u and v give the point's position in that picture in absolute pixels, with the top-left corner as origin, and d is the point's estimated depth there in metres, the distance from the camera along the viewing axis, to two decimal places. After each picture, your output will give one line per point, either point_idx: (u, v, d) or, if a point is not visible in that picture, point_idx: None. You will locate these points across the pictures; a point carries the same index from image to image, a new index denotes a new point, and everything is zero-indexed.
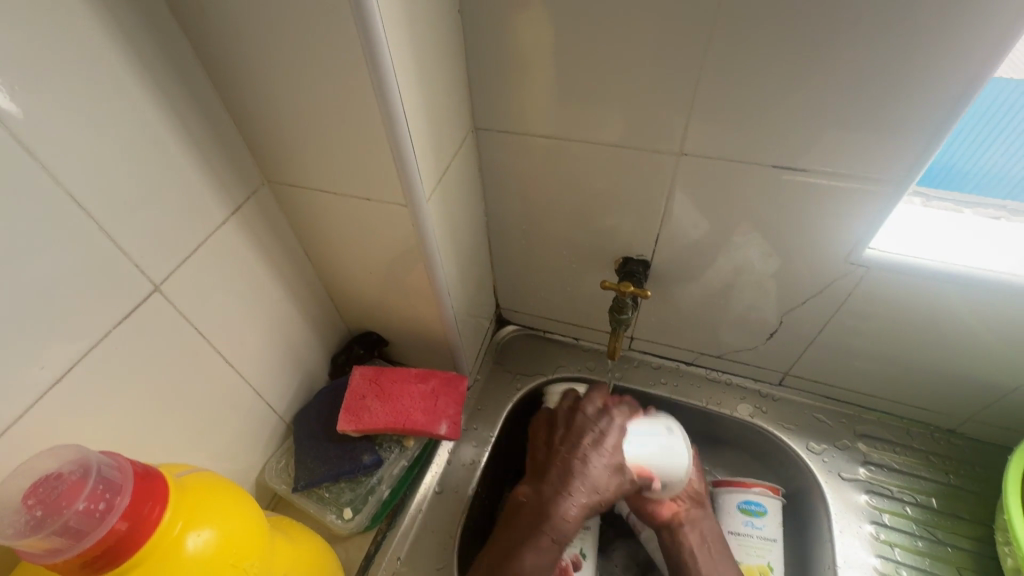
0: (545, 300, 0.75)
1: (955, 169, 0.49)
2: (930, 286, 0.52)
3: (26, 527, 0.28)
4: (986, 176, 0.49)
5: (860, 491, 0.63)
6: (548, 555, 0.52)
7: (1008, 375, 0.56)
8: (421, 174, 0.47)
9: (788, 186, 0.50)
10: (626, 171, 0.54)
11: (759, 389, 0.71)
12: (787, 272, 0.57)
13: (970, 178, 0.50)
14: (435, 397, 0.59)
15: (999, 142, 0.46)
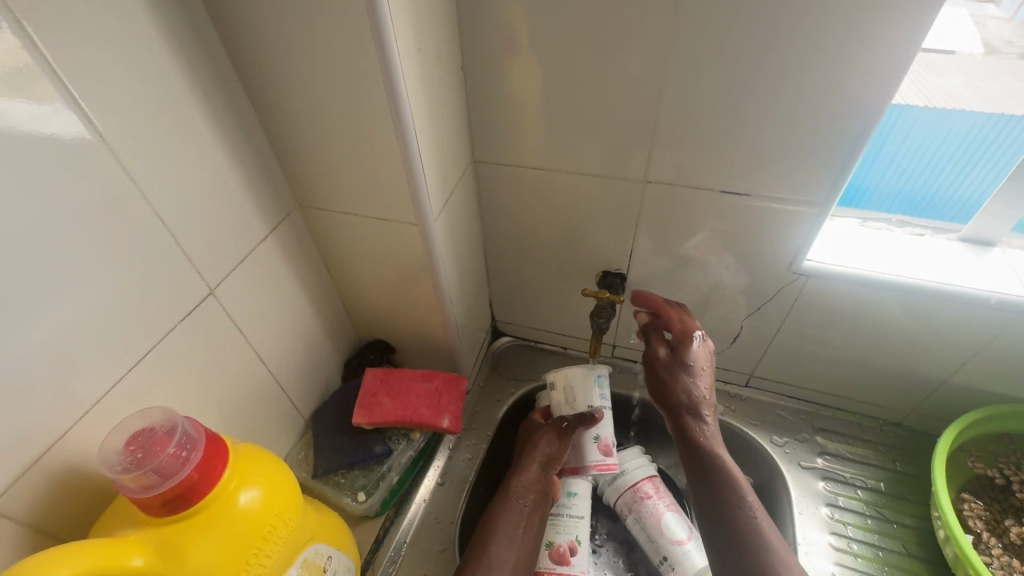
0: (536, 312, 0.83)
1: (859, 190, 0.62)
2: (860, 291, 0.61)
3: (128, 465, 0.36)
4: (884, 193, 0.61)
5: (818, 478, 0.70)
6: (518, 537, 0.62)
7: (936, 370, 0.65)
8: (430, 197, 0.56)
9: (736, 207, 0.60)
10: (602, 195, 0.64)
11: (729, 390, 0.79)
12: (743, 281, 0.67)
13: (871, 198, 0.62)
14: (438, 394, 0.67)
15: (880, 168, 0.59)
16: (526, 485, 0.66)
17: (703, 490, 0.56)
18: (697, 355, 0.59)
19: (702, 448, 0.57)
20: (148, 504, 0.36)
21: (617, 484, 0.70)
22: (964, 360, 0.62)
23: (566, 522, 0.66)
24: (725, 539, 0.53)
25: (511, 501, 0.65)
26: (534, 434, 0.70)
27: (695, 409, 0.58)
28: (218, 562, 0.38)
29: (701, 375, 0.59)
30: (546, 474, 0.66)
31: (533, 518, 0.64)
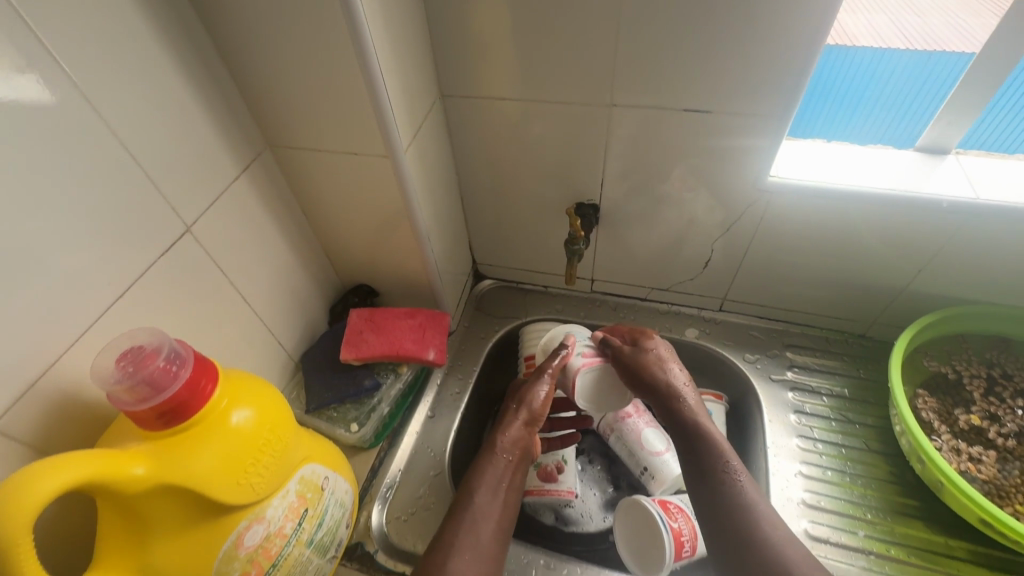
0: (515, 253, 0.85)
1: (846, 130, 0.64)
2: (822, 204, 0.63)
3: (120, 377, 0.38)
4: (873, 131, 0.64)
5: (787, 389, 0.74)
6: (500, 487, 0.59)
7: (894, 279, 0.68)
8: (399, 130, 0.56)
9: (703, 126, 0.60)
10: (573, 124, 0.64)
11: (703, 315, 0.83)
12: (712, 204, 0.68)
13: (862, 137, 0.64)
14: (423, 329, 0.69)
15: (863, 107, 0.62)
16: (510, 442, 0.63)
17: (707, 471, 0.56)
18: (657, 348, 0.66)
19: (676, 421, 0.61)
20: (142, 417, 0.38)
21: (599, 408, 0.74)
22: (920, 267, 0.65)
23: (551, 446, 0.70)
24: (713, 500, 0.54)
25: (495, 455, 0.61)
26: (520, 391, 0.68)
27: (671, 392, 0.62)
28: (218, 471, 0.40)
29: (667, 363, 0.64)
30: (530, 430, 0.64)
31: (514, 476, 0.61)
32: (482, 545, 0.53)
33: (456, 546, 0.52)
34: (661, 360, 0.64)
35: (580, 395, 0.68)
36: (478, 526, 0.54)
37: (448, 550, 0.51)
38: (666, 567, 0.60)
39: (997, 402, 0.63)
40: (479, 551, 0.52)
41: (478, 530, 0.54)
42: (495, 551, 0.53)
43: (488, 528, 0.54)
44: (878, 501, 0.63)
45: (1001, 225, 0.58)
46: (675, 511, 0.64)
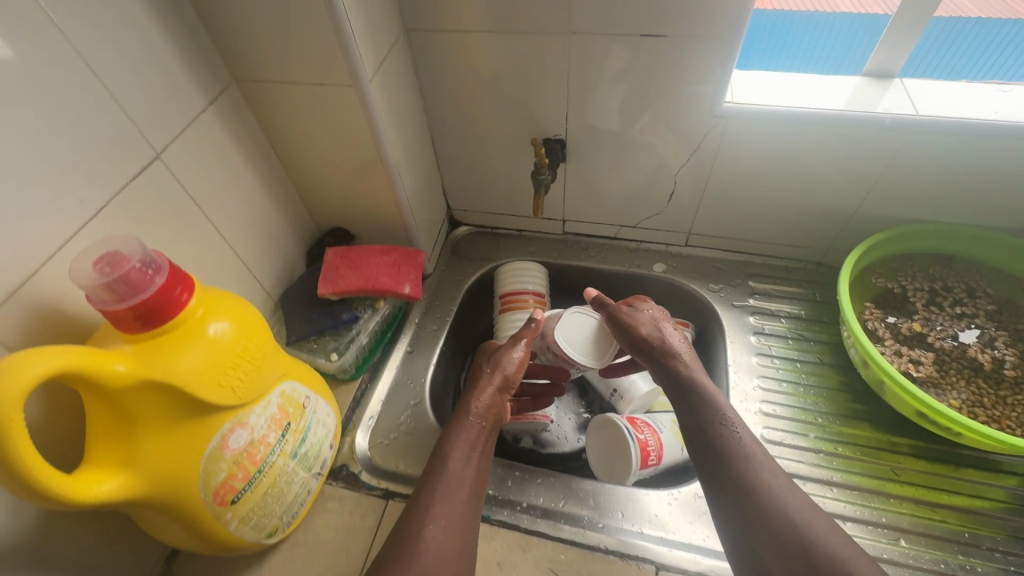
0: (487, 196, 0.87)
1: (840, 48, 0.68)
2: (775, 129, 0.66)
3: (97, 276, 0.39)
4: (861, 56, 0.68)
5: (748, 314, 0.78)
6: (474, 457, 0.57)
7: (845, 203, 0.72)
8: (363, 60, 0.57)
9: (663, 53, 0.62)
10: (537, 55, 0.66)
11: (670, 250, 0.86)
12: (673, 134, 0.70)
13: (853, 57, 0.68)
14: (397, 265, 0.72)
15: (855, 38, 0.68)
16: (483, 408, 0.61)
17: (711, 437, 0.56)
18: (653, 314, 0.66)
19: (674, 382, 0.61)
20: (121, 316, 0.40)
21: None
22: (868, 188, 0.69)
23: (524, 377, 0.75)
24: (716, 466, 0.54)
25: (467, 420, 0.60)
26: (494, 356, 0.66)
27: (673, 356, 0.62)
28: (198, 373, 0.42)
29: (666, 328, 0.65)
30: (502, 395, 0.63)
31: (486, 442, 0.59)
32: (455, 511, 0.52)
33: (430, 511, 0.51)
34: (661, 325, 0.65)
35: (562, 338, 0.66)
36: (451, 492, 0.53)
37: (421, 515, 0.51)
38: (633, 474, 0.64)
39: (937, 310, 0.68)
40: (452, 516, 0.51)
41: (452, 495, 0.53)
42: (469, 515, 0.53)
43: (461, 493, 0.54)
44: (828, 407, 0.68)
45: (938, 141, 0.62)
46: (643, 425, 0.68)
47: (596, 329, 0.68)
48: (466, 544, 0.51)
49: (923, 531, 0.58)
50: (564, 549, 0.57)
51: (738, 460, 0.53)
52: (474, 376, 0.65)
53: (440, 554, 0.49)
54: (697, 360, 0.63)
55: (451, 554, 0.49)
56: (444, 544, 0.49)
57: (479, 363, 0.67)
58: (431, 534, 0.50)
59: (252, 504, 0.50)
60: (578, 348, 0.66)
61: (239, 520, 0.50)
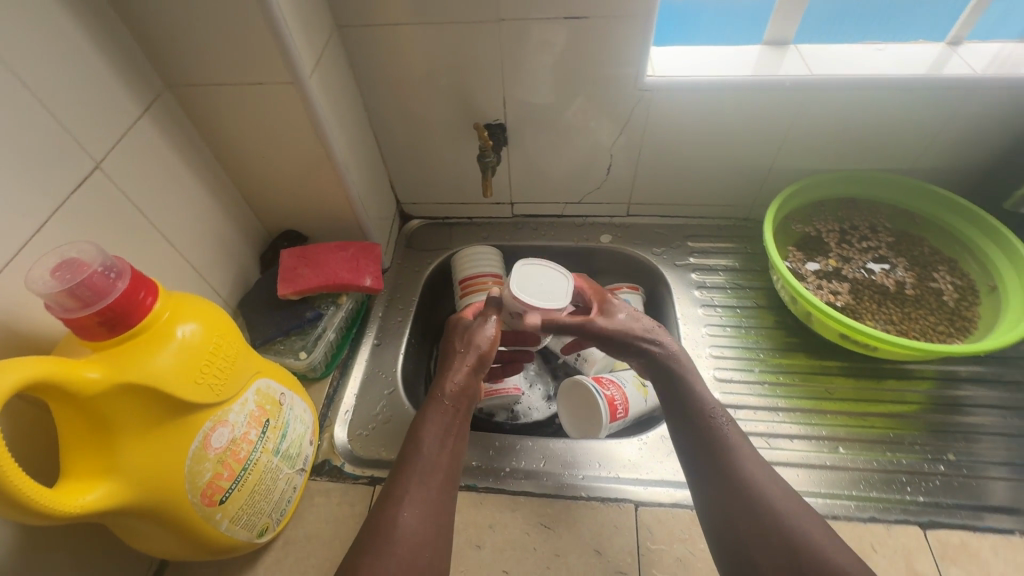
0: (436, 187, 0.90)
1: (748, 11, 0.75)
2: (694, 97, 0.72)
3: (58, 283, 0.39)
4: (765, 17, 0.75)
5: (690, 271, 0.85)
6: (449, 442, 0.55)
7: (761, 161, 0.80)
8: (301, 56, 0.58)
9: (588, 33, 0.66)
10: (470, 43, 0.69)
11: (614, 222, 0.92)
12: (604, 110, 0.75)
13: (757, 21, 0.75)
14: (356, 259, 0.73)
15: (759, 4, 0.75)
16: (456, 390, 0.58)
17: (698, 416, 0.58)
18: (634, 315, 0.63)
19: (657, 369, 0.61)
20: (86, 324, 0.40)
21: None
22: (778, 146, 0.77)
23: None
24: (695, 427, 0.57)
25: (441, 401, 0.57)
26: (466, 331, 0.62)
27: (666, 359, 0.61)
28: (173, 373, 0.42)
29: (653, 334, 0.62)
30: (477, 375, 0.59)
31: (461, 424, 0.57)
32: (431, 497, 0.52)
33: (405, 498, 0.51)
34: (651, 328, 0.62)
35: (519, 288, 0.61)
36: (425, 478, 0.52)
37: (395, 503, 0.50)
38: (605, 427, 0.68)
39: (848, 247, 0.77)
40: (427, 503, 0.51)
41: (427, 481, 0.52)
42: (445, 500, 0.53)
43: (435, 479, 0.53)
44: (767, 343, 0.76)
45: (830, 97, 0.70)
46: (608, 382, 0.72)
47: (552, 275, 0.64)
48: (442, 530, 0.51)
49: (857, 437, 0.66)
50: (550, 502, 0.61)
51: (715, 426, 0.57)
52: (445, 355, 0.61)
53: (417, 541, 0.49)
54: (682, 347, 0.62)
55: (428, 540, 0.50)
56: (421, 531, 0.50)
57: (448, 341, 0.62)
58: (406, 521, 0.49)
59: (241, 502, 0.51)
60: (539, 297, 0.61)
61: (230, 520, 0.50)
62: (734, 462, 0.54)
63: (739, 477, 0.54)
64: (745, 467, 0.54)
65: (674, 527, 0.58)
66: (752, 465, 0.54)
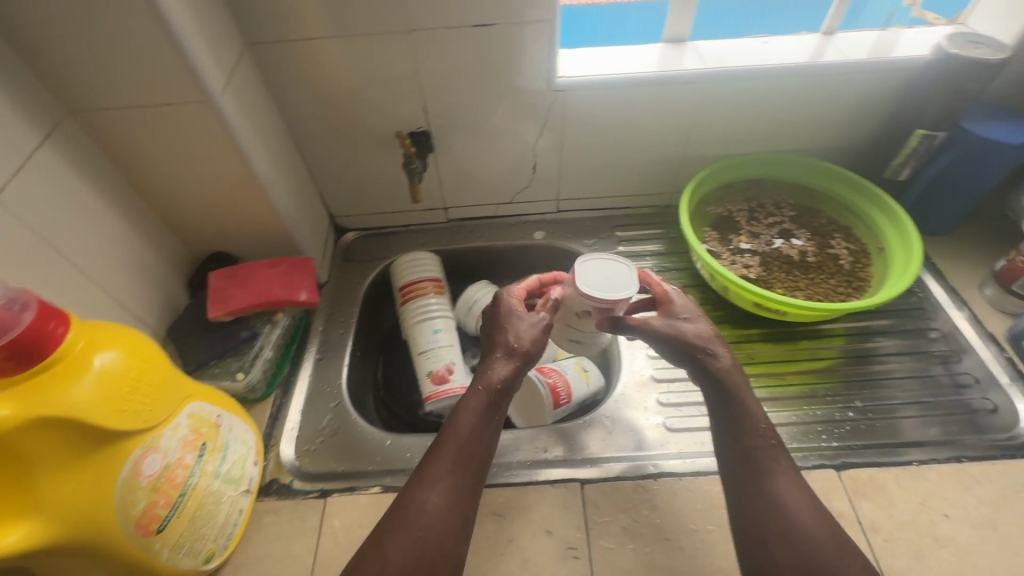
0: (368, 198, 0.90)
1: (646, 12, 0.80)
2: (603, 94, 0.76)
3: None
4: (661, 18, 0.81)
5: (620, 259, 0.89)
6: (485, 433, 0.55)
7: (673, 151, 0.85)
8: (209, 73, 0.58)
9: (497, 39, 0.70)
10: (384, 54, 0.70)
11: (545, 219, 0.95)
12: (522, 112, 0.79)
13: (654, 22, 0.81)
14: (289, 275, 0.73)
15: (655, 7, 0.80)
16: (497, 379, 0.58)
17: (735, 399, 0.57)
18: (701, 326, 0.61)
19: (715, 379, 0.58)
20: None
21: (473, 312, 0.86)
22: (685, 136, 0.83)
23: (438, 352, 0.81)
24: (729, 397, 0.57)
25: (480, 389, 0.57)
26: (511, 321, 0.61)
27: (713, 357, 0.58)
28: (94, 403, 0.41)
29: (717, 346, 0.59)
30: (518, 367, 0.59)
31: (497, 415, 0.57)
32: (460, 485, 0.52)
33: (433, 483, 0.52)
34: (714, 338, 0.60)
35: (585, 286, 0.59)
36: (457, 466, 0.53)
37: (424, 487, 0.52)
38: (549, 414, 0.72)
39: (756, 223, 0.83)
40: (456, 490, 0.52)
41: (459, 469, 0.53)
42: (473, 489, 0.53)
43: (466, 468, 0.53)
44: None
45: (724, 87, 0.76)
46: (551, 370, 0.75)
47: (608, 266, 0.62)
48: (467, 518, 0.52)
49: (777, 395, 0.71)
50: (499, 492, 0.63)
51: (751, 402, 0.57)
52: (494, 341, 0.60)
53: (444, 524, 0.50)
54: (736, 362, 0.59)
55: (454, 525, 0.51)
56: (449, 515, 0.51)
57: (496, 327, 0.62)
58: (432, 506, 0.51)
59: (181, 529, 0.50)
60: (606, 289, 0.59)
61: (171, 548, 0.49)
62: (768, 472, 0.53)
63: (766, 450, 0.54)
64: (784, 490, 0.52)
65: (617, 499, 0.62)
66: (789, 485, 0.52)
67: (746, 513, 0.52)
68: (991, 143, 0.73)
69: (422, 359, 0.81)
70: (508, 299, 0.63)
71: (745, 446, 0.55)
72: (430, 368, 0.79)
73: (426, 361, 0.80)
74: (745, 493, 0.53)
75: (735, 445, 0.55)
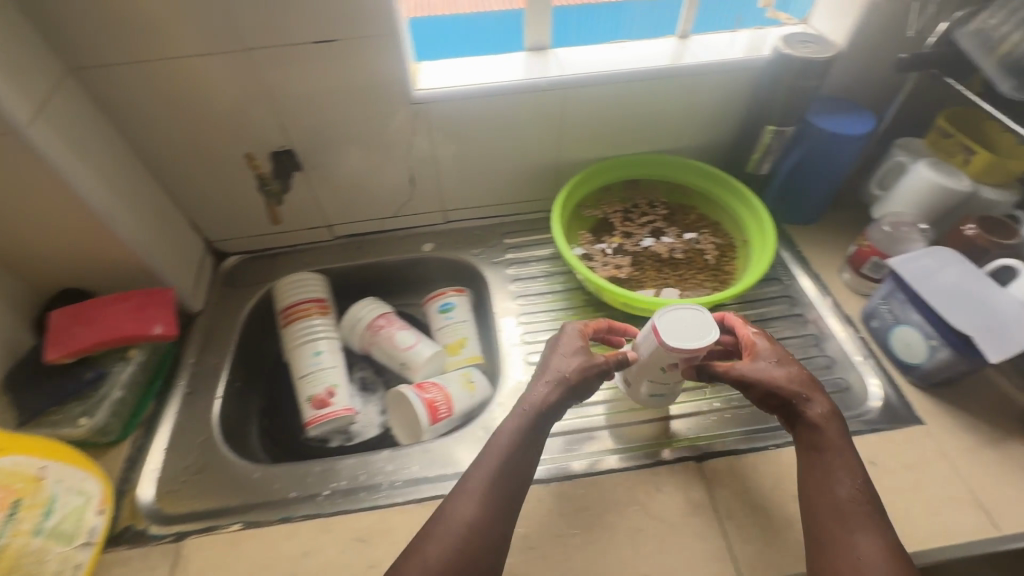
0: (242, 220, 0.87)
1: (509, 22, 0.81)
2: (464, 104, 0.76)
3: None
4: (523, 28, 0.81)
5: (507, 267, 0.89)
6: (524, 453, 0.57)
7: (548, 157, 0.86)
8: (8, 103, 0.54)
9: (343, 54, 0.69)
10: (227, 73, 0.68)
11: (434, 230, 0.94)
12: (386, 126, 0.78)
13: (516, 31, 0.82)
14: (142, 309, 0.69)
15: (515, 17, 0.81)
16: (535, 398, 0.60)
17: (825, 447, 0.56)
18: (795, 375, 0.59)
19: (810, 424, 0.57)
20: None
21: (357, 331, 0.84)
22: (557, 141, 0.84)
23: (318, 376, 0.78)
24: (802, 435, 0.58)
25: (518, 407, 0.60)
26: (561, 349, 0.63)
27: (802, 403, 0.58)
28: None
29: (812, 399, 0.58)
30: (563, 394, 0.60)
31: (540, 436, 0.58)
32: (496, 504, 0.53)
33: (468, 489, 0.54)
34: (815, 389, 0.59)
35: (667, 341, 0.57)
36: (494, 479, 0.54)
37: (459, 492, 0.54)
38: (427, 431, 0.70)
39: (631, 224, 0.85)
40: (490, 504, 0.53)
41: (495, 484, 0.54)
42: (504, 511, 0.53)
43: (500, 485, 0.54)
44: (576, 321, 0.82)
45: (584, 93, 0.78)
46: (431, 386, 0.74)
47: (683, 314, 0.59)
48: (502, 538, 0.52)
49: None
50: (364, 517, 0.61)
51: (837, 446, 0.56)
52: (539, 366, 0.63)
53: (481, 536, 0.51)
54: (834, 412, 0.58)
55: (490, 539, 0.51)
56: (485, 529, 0.52)
57: (546, 356, 0.64)
58: (461, 513, 0.52)
59: None
60: (686, 339, 0.57)
61: None
62: (851, 525, 0.52)
63: (852, 503, 0.53)
64: (862, 543, 0.50)
65: None
66: (871, 544, 0.50)
67: (827, 569, 0.51)
68: (831, 135, 0.76)
69: (302, 384, 0.78)
70: (572, 333, 0.65)
71: (833, 500, 0.54)
72: (309, 393, 0.77)
73: (306, 386, 0.78)
74: (823, 543, 0.52)
75: (814, 497, 0.55)
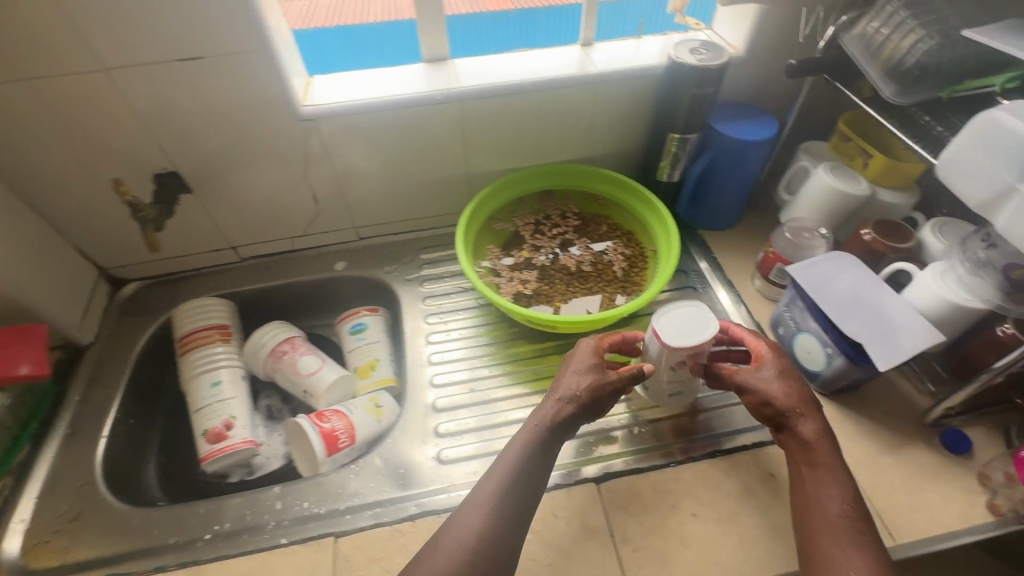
0: (136, 246, 0.83)
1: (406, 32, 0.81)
2: (357, 119, 0.74)
3: None
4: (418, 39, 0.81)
5: (420, 284, 0.87)
6: (534, 467, 0.55)
7: (456, 169, 0.84)
8: None
9: (217, 71, 0.65)
10: (92, 94, 0.64)
11: (347, 247, 0.91)
12: (277, 143, 0.74)
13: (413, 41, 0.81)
14: (7, 348, 0.65)
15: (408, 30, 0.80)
16: (547, 413, 0.58)
17: (816, 465, 0.55)
18: (795, 393, 0.58)
19: (804, 441, 0.56)
20: None
21: (261, 357, 0.80)
22: (463, 153, 0.82)
23: (216, 409, 0.74)
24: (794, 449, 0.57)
25: (532, 418, 0.58)
26: (573, 364, 0.61)
27: (792, 421, 0.56)
28: None
29: (805, 418, 0.57)
30: (574, 410, 0.58)
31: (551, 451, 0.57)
32: (502, 522, 0.51)
33: (478, 504, 0.52)
34: (809, 408, 0.57)
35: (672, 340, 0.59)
36: (501, 495, 0.52)
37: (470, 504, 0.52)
38: (324, 463, 0.67)
39: (541, 237, 0.84)
40: (500, 521, 0.51)
41: (502, 500, 0.52)
42: (511, 530, 0.51)
43: (508, 501, 0.52)
44: (488, 339, 0.80)
45: (482, 104, 0.75)
46: (332, 414, 0.70)
47: (683, 311, 0.61)
48: (508, 557, 0.50)
49: None
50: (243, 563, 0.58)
51: (833, 464, 0.55)
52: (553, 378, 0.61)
53: (486, 553, 0.49)
54: (827, 432, 0.56)
55: (496, 557, 0.49)
56: (490, 546, 0.49)
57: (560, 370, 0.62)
58: (469, 527, 0.50)
59: None
60: (693, 334, 0.60)
61: None
62: (836, 544, 0.50)
63: (845, 520, 0.52)
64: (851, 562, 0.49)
65: (370, 549, 0.59)
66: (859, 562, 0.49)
67: None
68: (733, 142, 0.76)
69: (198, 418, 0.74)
70: (587, 346, 0.62)
71: (824, 515, 0.52)
72: (204, 427, 0.73)
73: (201, 419, 0.73)
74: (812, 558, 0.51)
75: (807, 511, 0.53)
